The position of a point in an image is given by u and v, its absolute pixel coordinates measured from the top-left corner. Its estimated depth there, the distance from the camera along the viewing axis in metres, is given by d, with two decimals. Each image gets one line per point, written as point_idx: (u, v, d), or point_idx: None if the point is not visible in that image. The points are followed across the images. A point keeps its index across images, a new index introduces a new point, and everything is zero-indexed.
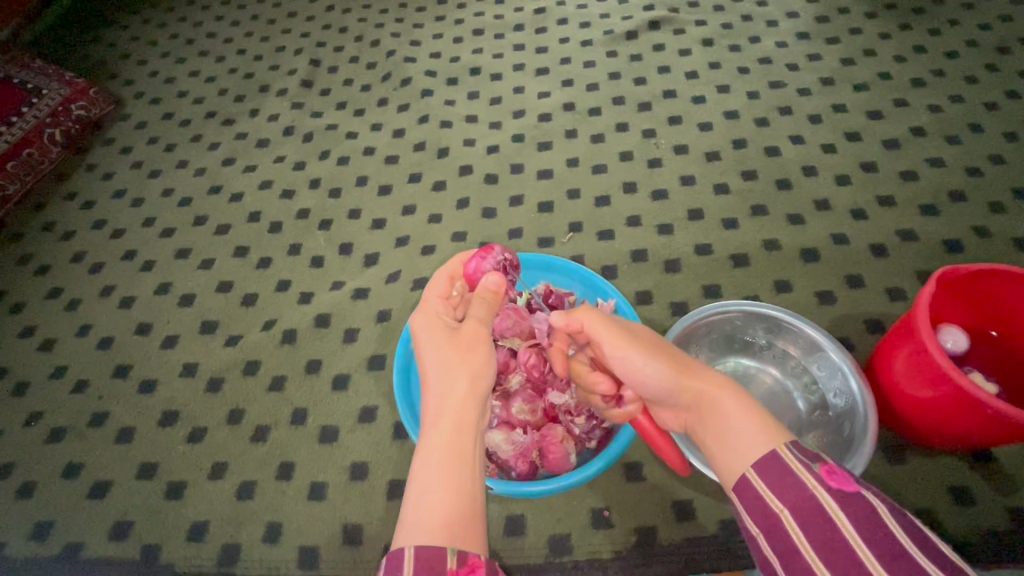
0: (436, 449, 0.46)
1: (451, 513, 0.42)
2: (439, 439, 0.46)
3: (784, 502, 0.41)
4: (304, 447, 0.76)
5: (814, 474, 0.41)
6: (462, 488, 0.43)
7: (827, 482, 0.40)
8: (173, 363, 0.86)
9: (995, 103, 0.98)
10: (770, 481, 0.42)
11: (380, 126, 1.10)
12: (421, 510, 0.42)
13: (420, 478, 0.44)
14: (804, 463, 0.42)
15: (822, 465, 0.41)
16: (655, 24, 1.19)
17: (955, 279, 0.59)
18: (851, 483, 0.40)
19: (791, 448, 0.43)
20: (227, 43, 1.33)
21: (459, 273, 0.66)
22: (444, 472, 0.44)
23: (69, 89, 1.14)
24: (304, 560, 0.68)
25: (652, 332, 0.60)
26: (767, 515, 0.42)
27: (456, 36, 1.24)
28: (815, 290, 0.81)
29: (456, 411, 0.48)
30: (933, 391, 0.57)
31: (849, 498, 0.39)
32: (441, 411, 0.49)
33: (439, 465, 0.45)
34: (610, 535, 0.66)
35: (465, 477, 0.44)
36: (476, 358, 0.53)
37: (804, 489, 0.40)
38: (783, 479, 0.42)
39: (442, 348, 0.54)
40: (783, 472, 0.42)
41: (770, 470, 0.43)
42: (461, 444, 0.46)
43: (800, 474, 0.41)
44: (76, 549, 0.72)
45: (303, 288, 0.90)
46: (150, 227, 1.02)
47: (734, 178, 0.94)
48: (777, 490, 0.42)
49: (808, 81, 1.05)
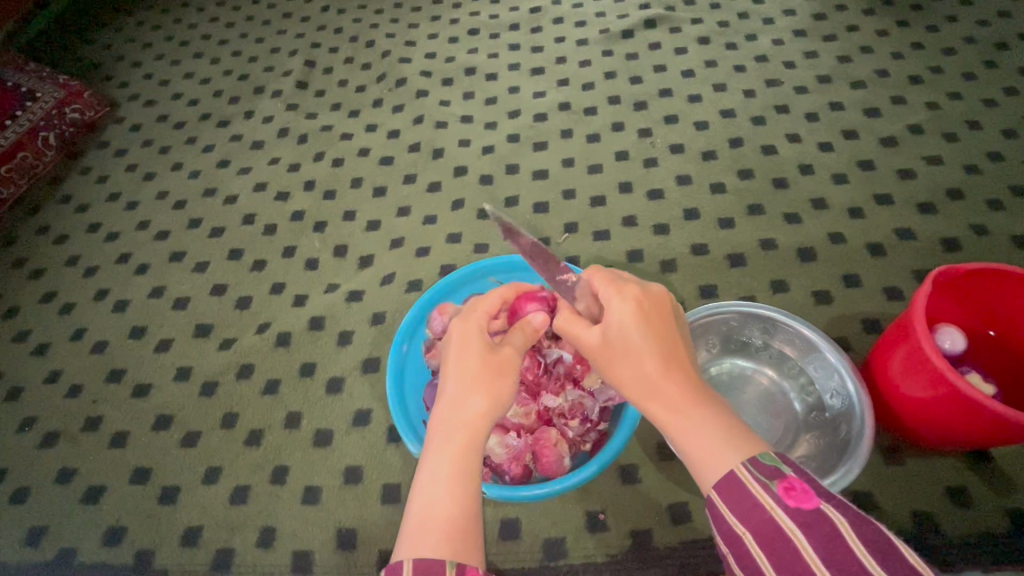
0: (444, 460, 0.45)
1: (450, 527, 0.42)
2: (446, 450, 0.46)
3: (746, 524, 0.40)
4: (298, 451, 0.76)
5: (772, 494, 0.40)
6: (467, 503, 0.43)
7: (786, 501, 0.39)
8: (166, 368, 0.85)
9: (993, 100, 0.97)
10: (729, 502, 0.41)
11: (375, 127, 1.09)
12: (425, 521, 0.42)
13: (425, 488, 0.44)
14: (761, 481, 0.40)
15: (780, 482, 0.40)
16: (651, 23, 1.18)
17: (950, 280, 0.59)
18: (810, 500, 0.39)
19: (748, 465, 0.41)
20: (222, 44, 1.32)
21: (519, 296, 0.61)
22: (448, 485, 0.44)
23: (63, 92, 1.14)
24: (298, 565, 0.68)
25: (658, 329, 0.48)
26: (731, 534, 0.41)
27: (451, 36, 1.23)
28: (812, 290, 0.81)
29: (467, 426, 0.47)
30: (931, 391, 0.56)
31: (809, 518, 0.38)
32: (455, 424, 0.47)
33: (445, 477, 0.44)
34: (605, 539, 0.66)
35: (470, 493, 0.44)
36: (502, 378, 0.50)
37: (763, 511, 0.40)
38: (742, 500, 0.40)
39: (466, 354, 0.51)
40: (742, 493, 0.40)
41: (729, 490, 0.41)
42: (464, 457, 0.46)
43: (759, 495, 0.40)
44: (68, 555, 0.71)
45: (297, 290, 0.90)
46: (145, 230, 1.02)
47: (730, 177, 0.93)
48: (737, 512, 0.40)
49: (805, 79, 1.05)
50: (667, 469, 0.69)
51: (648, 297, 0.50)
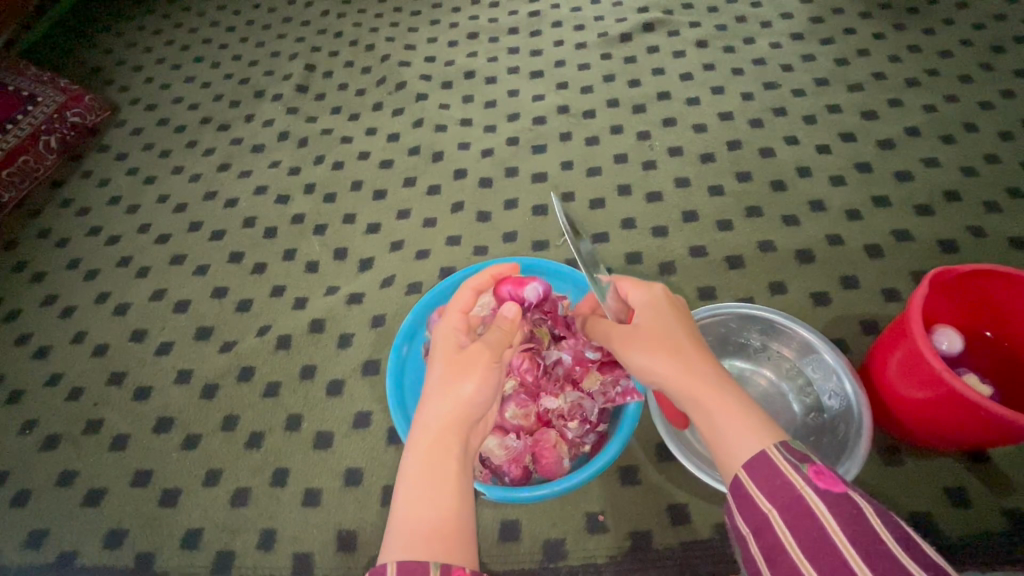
0: (416, 465, 0.46)
1: (429, 530, 0.42)
2: (420, 453, 0.47)
3: (773, 502, 0.41)
4: (298, 454, 0.76)
5: (801, 474, 0.40)
6: (444, 504, 0.43)
7: (815, 482, 0.40)
8: (167, 371, 0.86)
9: (989, 102, 0.98)
10: (758, 481, 0.42)
11: (375, 131, 1.10)
12: (402, 524, 0.42)
13: (405, 494, 0.44)
14: (792, 462, 0.41)
15: (811, 465, 0.41)
16: (650, 26, 1.19)
17: (948, 280, 0.59)
18: (839, 484, 0.39)
19: (780, 448, 0.42)
20: (222, 48, 1.33)
21: (501, 279, 0.66)
22: (427, 489, 0.44)
23: (64, 97, 1.14)
24: (298, 566, 0.68)
25: (678, 325, 0.52)
26: (757, 515, 0.42)
27: (451, 39, 1.24)
28: (810, 291, 0.81)
29: (442, 431, 0.48)
30: (929, 392, 0.56)
31: (837, 498, 0.38)
32: (426, 427, 0.48)
33: (423, 482, 0.45)
34: (606, 540, 0.66)
35: (449, 496, 0.44)
36: (466, 374, 0.51)
37: (792, 489, 0.40)
38: (772, 480, 0.41)
39: (443, 362, 0.53)
40: (772, 471, 0.42)
41: (759, 471, 0.42)
42: (441, 461, 0.46)
43: (788, 474, 0.41)
44: (69, 558, 0.71)
45: (298, 293, 0.90)
46: (146, 234, 1.02)
47: (728, 180, 0.94)
48: (766, 491, 0.41)
49: (803, 82, 1.05)
50: (666, 470, 0.69)
51: (666, 299, 0.55)
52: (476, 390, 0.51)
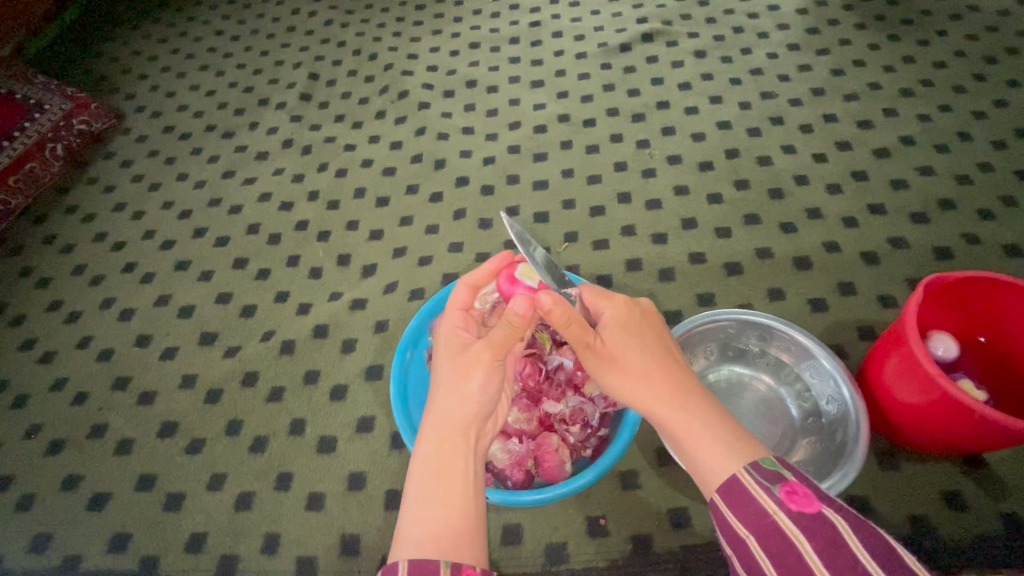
0: (424, 467, 0.47)
1: (441, 529, 0.43)
2: (426, 455, 0.48)
3: (749, 527, 0.42)
4: (302, 458, 0.77)
5: (773, 498, 0.41)
6: (454, 506, 0.44)
7: (788, 505, 0.40)
8: (172, 375, 0.86)
9: (983, 112, 0.99)
10: (733, 507, 0.43)
11: (378, 139, 1.11)
12: (411, 528, 0.43)
13: (412, 496, 0.46)
14: (764, 485, 0.42)
15: (782, 486, 0.41)
16: (648, 37, 1.20)
17: (930, 292, 0.60)
18: (812, 504, 0.40)
19: (751, 470, 0.43)
20: (227, 57, 1.34)
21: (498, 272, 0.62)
22: (438, 491, 0.45)
23: (71, 104, 1.16)
24: (301, 570, 0.69)
25: (665, 350, 0.53)
26: (736, 538, 0.43)
27: (453, 49, 1.25)
28: (808, 298, 0.82)
29: (449, 434, 0.49)
30: (926, 398, 0.58)
31: (811, 522, 0.39)
32: (431, 432, 0.49)
33: (433, 485, 0.46)
34: (607, 544, 0.66)
35: (458, 496, 0.45)
36: (471, 371, 0.52)
37: (766, 514, 0.41)
38: (746, 504, 0.42)
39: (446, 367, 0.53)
40: (744, 495, 0.42)
41: (732, 495, 0.43)
42: (449, 465, 0.47)
43: (761, 499, 0.41)
44: (74, 562, 0.72)
45: (302, 298, 0.91)
46: (151, 240, 1.03)
47: (727, 188, 0.95)
48: (741, 516, 0.42)
49: (800, 92, 1.07)
50: (667, 474, 0.70)
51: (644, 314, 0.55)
52: (480, 392, 0.51)
